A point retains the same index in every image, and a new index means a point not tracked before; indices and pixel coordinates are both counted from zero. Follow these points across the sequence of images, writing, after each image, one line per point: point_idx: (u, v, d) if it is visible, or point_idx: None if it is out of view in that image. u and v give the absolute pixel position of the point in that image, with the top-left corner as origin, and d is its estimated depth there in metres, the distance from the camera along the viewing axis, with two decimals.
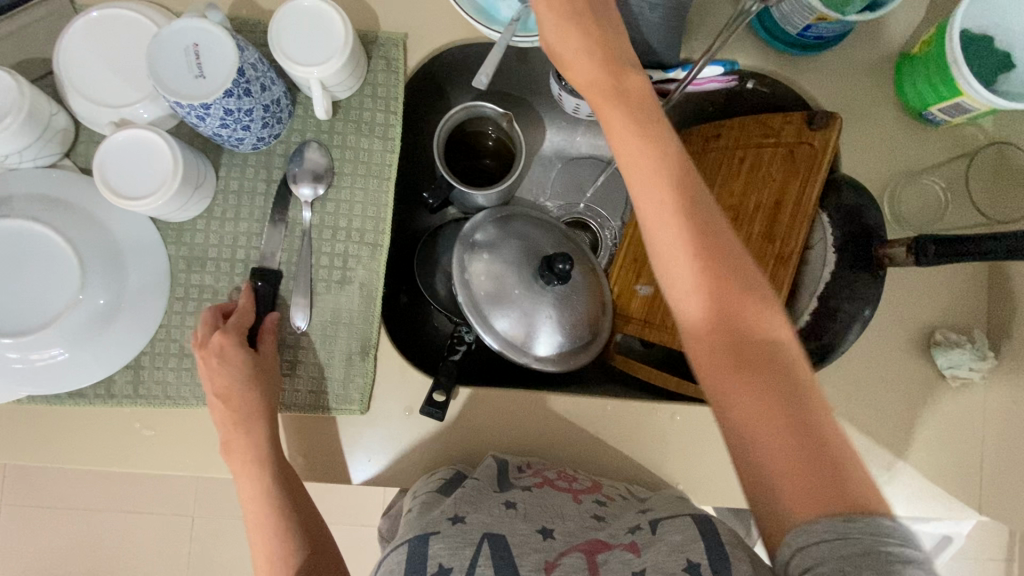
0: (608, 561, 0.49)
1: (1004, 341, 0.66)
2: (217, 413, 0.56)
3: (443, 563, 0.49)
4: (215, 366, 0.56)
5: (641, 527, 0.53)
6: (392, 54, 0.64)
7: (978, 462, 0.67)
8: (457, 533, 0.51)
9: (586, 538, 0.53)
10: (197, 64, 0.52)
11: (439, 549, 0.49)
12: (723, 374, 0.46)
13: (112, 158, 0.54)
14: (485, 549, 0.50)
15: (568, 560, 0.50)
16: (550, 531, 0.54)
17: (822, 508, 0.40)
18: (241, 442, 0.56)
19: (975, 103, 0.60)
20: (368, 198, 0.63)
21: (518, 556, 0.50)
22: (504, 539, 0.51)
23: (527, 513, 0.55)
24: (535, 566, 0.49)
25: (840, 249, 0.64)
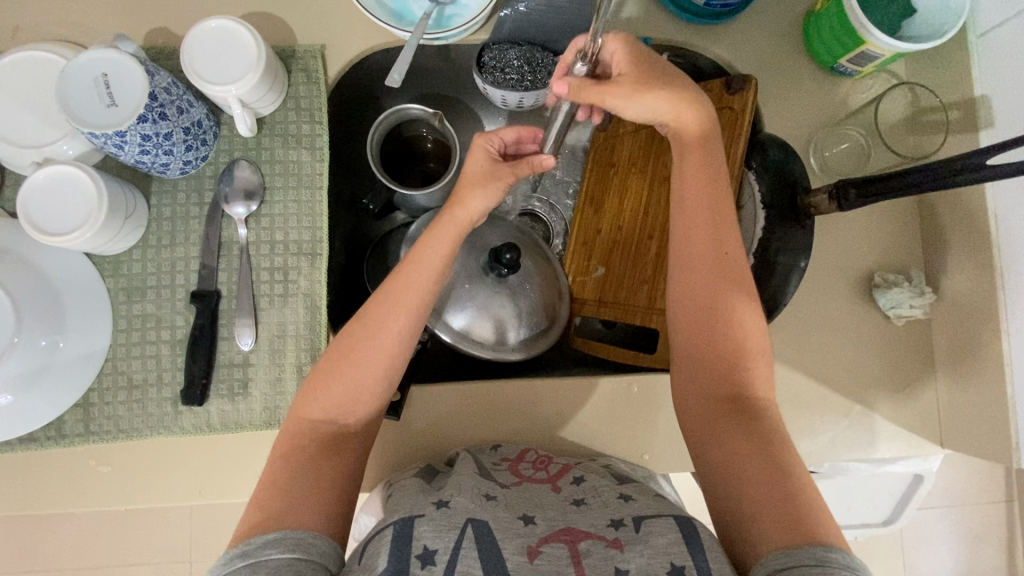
0: (590, 553, 0.47)
1: (941, 275, 0.68)
2: (342, 368, 0.54)
3: (428, 545, 0.47)
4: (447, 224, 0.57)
5: (624, 523, 0.51)
6: (311, 66, 0.65)
7: (934, 396, 0.68)
8: (442, 516, 0.50)
9: (568, 528, 0.51)
10: (108, 93, 0.52)
11: (423, 531, 0.48)
12: (707, 400, 0.54)
13: (35, 197, 0.54)
14: (468, 533, 0.48)
15: (550, 551, 0.48)
16: (531, 517, 0.52)
17: (790, 538, 0.43)
18: (348, 387, 0.53)
19: (880, 50, 0.62)
20: (303, 209, 0.64)
21: (501, 540, 0.48)
22: (487, 524, 0.50)
23: (508, 503, 0.54)
24: (518, 550, 0.48)
25: (768, 205, 0.68)
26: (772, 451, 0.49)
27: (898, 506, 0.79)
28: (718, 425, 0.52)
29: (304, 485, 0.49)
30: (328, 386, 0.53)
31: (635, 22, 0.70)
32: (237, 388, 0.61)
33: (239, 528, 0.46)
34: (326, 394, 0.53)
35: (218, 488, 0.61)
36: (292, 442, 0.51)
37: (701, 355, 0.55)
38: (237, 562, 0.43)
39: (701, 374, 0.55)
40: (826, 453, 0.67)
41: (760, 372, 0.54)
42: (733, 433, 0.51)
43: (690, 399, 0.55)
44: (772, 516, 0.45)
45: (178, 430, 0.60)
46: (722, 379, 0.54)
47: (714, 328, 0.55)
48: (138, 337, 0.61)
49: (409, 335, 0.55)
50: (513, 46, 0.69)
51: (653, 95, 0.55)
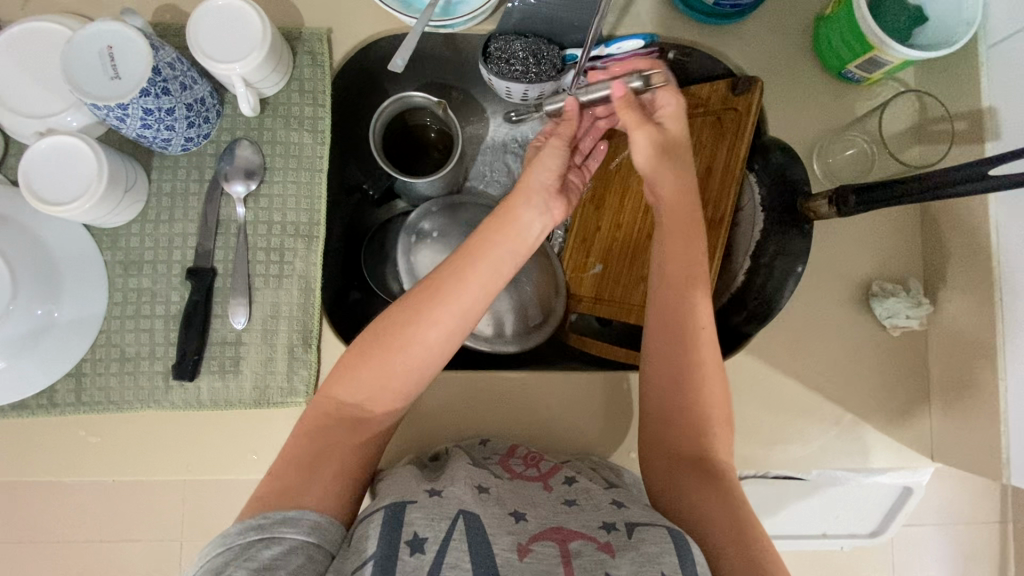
0: (580, 554, 0.49)
1: (940, 286, 0.68)
2: (377, 354, 0.52)
3: (418, 532, 0.47)
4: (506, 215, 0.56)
5: (616, 527, 0.51)
6: (316, 48, 0.65)
7: (926, 408, 0.68)
8: (434, 505, 0.50)
9: (559, 526, 0.52)
10: (112, 65, 0.52)
11: (415, 518, 0.48)
12: (675, 467, 0.55)
13: (37, 166, 0.55)
14: (459, 524, 0.49)
15: (539, 549, 0.49)
16: (522, 514, 0.53)
17: None
18: (378, 375, 0.52)
19: (888, 57, 0.62)
20: (302, 191, 0.64)
21: (491, 536, 0.49)
22: (479, 518, 0.50)
23: (500, 496, 0.54)
24: (508, 546, 0.49)
25: (766, 209, 0.66)
26: (737, 508, 0.51)
27: (885, 518, 0.78)
28: (686, 489, 0.54)
29: (319, 461, 0.50)
30: (358, 370, 0.53)
31: (643, 20, 0.70)
32: (229, 366, 0.61)
33: (255, 496, 0.49)
34: (356, 377, 0.53)
35: (204, 464, 0.61)
36: (319, 421, 0.52)
37: (667, 423, 0.57)
38: (253, 534, 0.45)
39: (668, 434, 0.57)
40: (814, 460, 0.67)
41: (721, 441, 0.56)
42: (703, 496, 0.52)
43: (659, 464, 0.56)
44: (748, 565, 0.47)
45: (168, 404, 0.60)
46: (689, 438, 0.56)
47: (683, 400, 0.56)
48: (132, 311, 0.61)
49: (453, 337, 0.53)
50: (519, 38, 0.69)
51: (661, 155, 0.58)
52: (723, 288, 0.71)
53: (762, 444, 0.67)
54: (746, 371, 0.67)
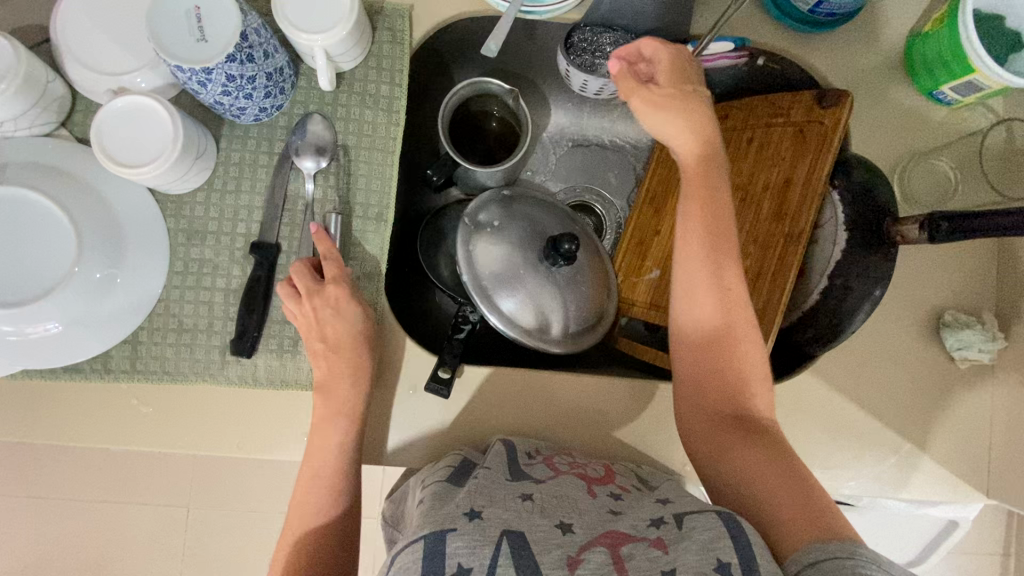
0: (633, 556, 0.46)
1: (1014, 322, 0.66)
2: (308, 470, 0.55)
3: (462, 564, 0.45)
4: (331, 316, 0.56)
5: (665, 522, 0.50)
6: (397, 25, 0.63)
7: (988, 444, 0.66)
8: (477, 530, 0.47)
9: (607, 531, 0.50)
10: (199, 27, 0.50)
11: (457, 548, 0.46)
12: (720, 432, 0.54)
13: (112, 128, 0.53)
14: (504, 548, 0.46)
15: (590, 558, 0.46)
16: (568, 526, 0.50)
17: (818, 538, 0.45)
18: (318, 476, 0.55)
19: (988, 81, 0.59)
20: (373, 172, 0.62)
21: (537, 555, 0.46)
22: (524, 536, 0.47)
23: (544, 507, 0.52)
24: (556, 565, 0.45)
25: (850, 227, 0.64)
26: (784, 462, 0.51)
27: (925, 548, 0.77)
28: (736, 453, 0.53)
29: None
30: (308, 498, 0.54)
31: (733, 21, 0.67)
32: (288, 345, 0.60)
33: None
34: (310, 499, 0.54)
35: (255, 443, 0.60)
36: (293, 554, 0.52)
37: (698, 389, 0.56)
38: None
39: (703, 403, 0.56)
40: (869, 487, 0.66)
41: (762, 398, 0.55)
42: (751, 458, 0.52)
43: (700, 433, 0.56)
44: (801, 519, 0.47)
45: (224, 379, 0.59)
46: (726, 401, 0.55)
47: (720, 365, 0.55)
48: (192, 281, 0.60)
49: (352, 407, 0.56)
50: (608, 31, 0.67)
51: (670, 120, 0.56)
52: (793, 305, 0.69)
53: (818, 467, 0.66)
54: (808, 391, 0.66)
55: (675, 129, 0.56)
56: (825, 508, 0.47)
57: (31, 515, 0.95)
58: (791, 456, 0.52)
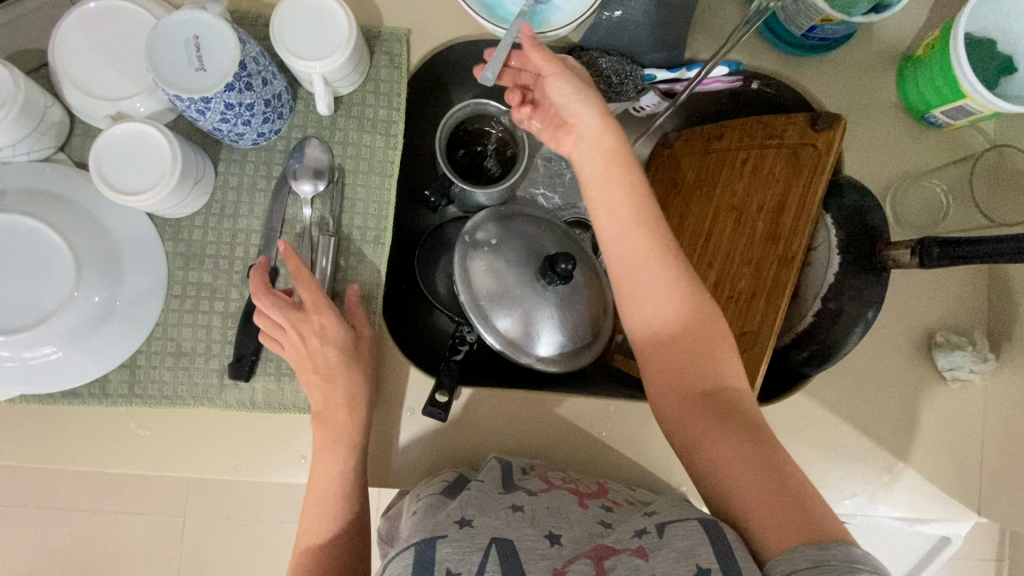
0: (616, 567, 0.46)
1: (1004, 343, 0.66)
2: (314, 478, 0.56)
3: (451, 568, 0.46)
4: (317, 345, 0.56)
5: (647, 531, 0.49)
6: (395, 50, 0.64)
7: (978, 462, 0.67)
8: (466, 537, 0.49)
9: (594, 544, 0.50)
10: (197, 56, 0.50)
11: (446, 553, 0.47)
12: (692, 415, 0.53)
13: (110, 154, 0.53)
14: (492, 554, 0.47)
15: (573, 569, 0.47)
16: (557, 537, 0.51)
17: (794, 537, 0.44)
18: (321, 482, 0.56)
19: (979, 106, 0.60)
20: (370, 195, 0.62)
21: (525, 561, 0.47)
22: (511, 543, 0.49)
23: (535, 517, 0.53)
24: (543, 571, 0.46)
25: (844, 252, 0.63)
26: (757, 444, 0.50)
27: (918, 564, 0.78)
28: (708, 437, 0.51)
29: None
30: (313, 503, 0.55)
31: None
32: (286, 368, 0.60)
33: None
34: (316, 505, 0.55)
35: (254, 466, 0.60)
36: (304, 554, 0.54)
37: (664, 371, 0.55)
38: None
39: (669, 389, 0.54)
40: (862, 506, 0.67)
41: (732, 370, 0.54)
42: (722, 443, 0.50)
43: (672, 418, 0.54)
44: (772, 516, 0.45)
45: (221, 403, 0.59)
46: (695, 379, 0.53)
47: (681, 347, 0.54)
48: (191, 305, 0.60)
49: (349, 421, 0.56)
50: (604, 54, 0.66)
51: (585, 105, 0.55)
52: (788, 326, 0.70)
53: None
54: (802, 411, 0.67)
55: (591, 112, 0.55)
56: (799, 500, 0.46)
57: (32, 527, 0.95)
58: (766, 432, 0.50)
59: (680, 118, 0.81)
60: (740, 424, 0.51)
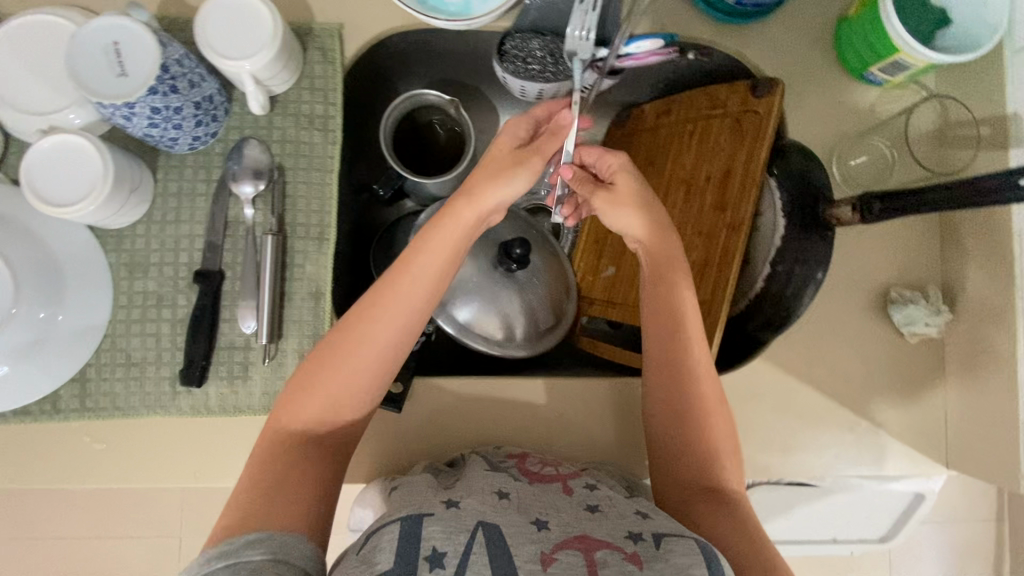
0: (606, 564, 0.43)
1: (958, 296, 0.67)
2: (310, 369, 0.51)
3: (437, 547, 0.42)
4: (491, 171, 0.55)
5: (643, 537, 0.45)
6: (328, 45, 0.64)
7: (942, 416, 0.67)
8: (452, 517, 0.45)
9: (582, 535, 0.46)
10: (119, 62, 0.50)
11: (432, 531, 0.44)
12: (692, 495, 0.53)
13: (39, 166, 0.53)
14: (479, 537, 0.44)
15: (564, 558, 0.43)
16: (544, 522, 0.47)
17: None
18: (324, 387, 0.50)
19: (912, 60, 0.60)
20: (312, 192, 0.62)
21: (512, 547, 0.44)
22: (499, 528, 0.45)
23: (522, 503, 0.49)
24: (530, 557, 0.43)
25: (788, 214, 0.65)
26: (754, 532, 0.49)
27: (895, 523, 0.78)
28: (706, 514, 0.51)
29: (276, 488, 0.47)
30: (305, 394, 0.50)
31: (664, 19, 0.68)
32: (238, 371, 0.60)
33: (219, 527, 0.44)
34: (304, 403, 0.50)
35: (212, 472, 0.60)
36: (274, 446, 0.49)
37: (670, 443, 0.56)
38: (216, 564, 0.41)
39: (675, 477, 0.55)
40: (829, 468, 0.66)
41: (733, 471, 0.54)
42: (720, 521, 0.50)
43: (672, 497, 0.54)
44: None
45: (175, 411, 0.59)
46: (702, 459, 0.54)
47: (688, 429, 0.55)
48: (138, 314, 0.60)
49: (400, 337, 0.51)
50: (537, 36, 0.67)
51: (632, 211, 0.57)
52: (743, 292, 0.71)
53: (777, 453, 0.66)
54: (763, 378, 0.67)
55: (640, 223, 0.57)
56: None
57: None
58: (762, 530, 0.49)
59: (627, 96, 0.81)
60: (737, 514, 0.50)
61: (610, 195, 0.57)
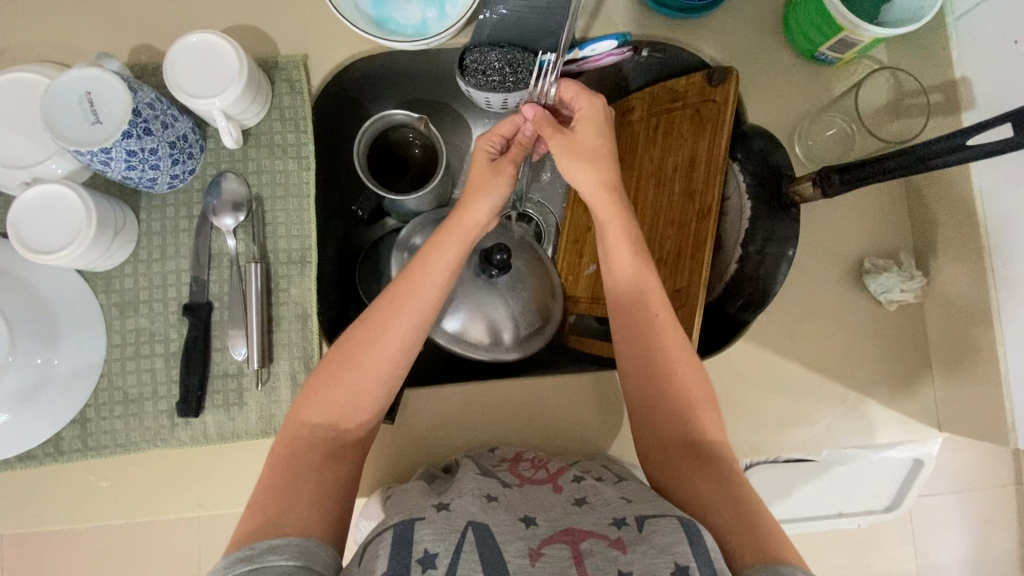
0: (592, 554, 0.44)
1: (932, 259, 0.68)
2: (328, 363, 0.53)
3: (429, 549, 0.43)
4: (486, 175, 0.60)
5: (626, 522, 0.46)
6: (294, 76, 0.66)
7: (930, 379, 0.68)
8: (442, 519, 0.46)
9: (569, 528, 0.47)
10: (93, 111, 0.52)
11: (424, 534, 0.44)
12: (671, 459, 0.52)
13: (24, 218, 0.55)
14: (469, 537, 0.44)
15: (551, 552, 0.44)
16: (533, 519, 0.48)
17: (765, 555, 0.42)
18: (334, 397, 0.51)
19: (858, 36, 0.62)
20: (291, 218, 0.64)
21: (502, 544, 0.44)
22: (488, 527, 0.46)
23: (510, 504, 0.50)
24: (519, 552, 0.44)
25: (754, 196, 0.67)
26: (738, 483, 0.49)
27: (900, 491, 0.78)
28: (688, 474, 0.50)
29: (296, 488, 0.47)
30: (327, 391, 0.52)
31: (616, 21, 0.71)
32: (233, 399, 0.61)
33: (239, 531, 0.45)
34: (324, 398, 0.51)
35: (217, 499, 0.61)
36: (291, 446, 0.50)
37: (649, 417, 0.55)
38: (239, 568, 0.42)
39: (655, 446, 0.54)
40: (823, 440, 0.67)
41: (711, 422, 0.54)
42: (701, 480, 0.49)
43: (652, 466, 0.54)
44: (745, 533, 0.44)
45: (175, 442, 0.60)
46: (676, 425, 0.53)
47: (671, 403, 0.54)
48: (132, 351, 0.61)
49: (411, 341, 0.54)
50: (494, 48, 0.70)
51: (587, 162, 0.57)
52: (719, 275, 0.72)
53: (770, 430, 0.67)
54: (748, 357, 0.68)
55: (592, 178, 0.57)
56: (770, 528, 0.44)
57: None
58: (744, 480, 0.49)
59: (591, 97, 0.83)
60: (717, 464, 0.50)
61: (568, 141, 0.58)
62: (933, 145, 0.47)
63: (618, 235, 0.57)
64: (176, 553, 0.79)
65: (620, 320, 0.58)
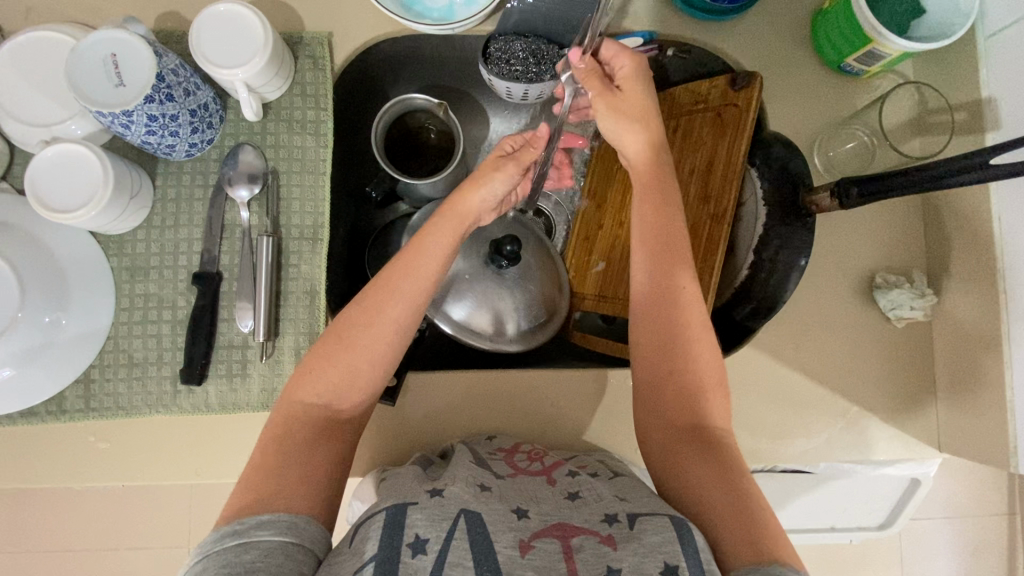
0: (582, 549, 0.43)
1: (944, 279, 0.68)
2: (328, 337, 0.53)
3: (420, 534, 0.43)
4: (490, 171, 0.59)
5: (617, 519, 0.46)
6: (317, 53, 0.66)
7: (934, 399, 0.67)
8: (435, 505, 0.46)
9: (560, 523, 0.47)
10: (117, 73, 0.53)
11: (416, 518, 0.44)
12: (671, 448, 0.52)
13: (43, 176, 0.55)
14: (461, 524, 0.44)
15: (541, 546, 0.44)
16: (525, 511, 0.48)
17: (759, 556, 0.42)
18: (332, 372, 0.51)
19: (886, 49, 0.62)
20: (306, 194, 0.64)
21: (493, 534, 0.44)
22: (480, 515, 0.45)
23: (503, 495, 0.50)
24: (510, 543, 0.44)
25: (767, 203, 0.67)
26: (737, 476, 0.48)
27: (894, 509, 0.78)
28: (687, 466, 0.50)
29: (286, 469, 0.47)
30: (324, 368, 0.51)
31: (644, 20, 0.71)
32: (236, 369, 0.61)
33: (230, 503, 0.45)
34: (319, 375, 0.52)
35: (214, 468, 0.62)
36: (284, 424, 0.50)
37: (658, 398, 0.54)
38: (228, 541, 0.42)
39: (660, 432, 0.53)
40: (822, 453, 0.67)
41: (718, 409, 0.53)
42: (701, 471, 0.49)
43: (652, 456, 0.53)
44: (741, 534, 0.44)
45: (176, 409, 0.61)
46: (681, 412, 0.53)
47: (677, 394, 0.53)
48: (139, 315, 0.62)
49: (405, 324, 0.53)
50: (519, 38, 0.70)
51: (636, 123, 0.58)
52: (730, 279, 0.72)
53: (769, 438, 0.67)
54: (752, 364, 0.68)
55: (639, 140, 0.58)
56: (768, 528, 0.44)
57: None
58: (746, 472, 0.49)
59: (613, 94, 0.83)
60: (722, 455, 0.50)
61: (613, 98, 0.58)
62: (952, 161, 0.47)
63: (651, 207, 0.57)
64: (169, 520, 0.80)
65: (643, 296, 0.56)
